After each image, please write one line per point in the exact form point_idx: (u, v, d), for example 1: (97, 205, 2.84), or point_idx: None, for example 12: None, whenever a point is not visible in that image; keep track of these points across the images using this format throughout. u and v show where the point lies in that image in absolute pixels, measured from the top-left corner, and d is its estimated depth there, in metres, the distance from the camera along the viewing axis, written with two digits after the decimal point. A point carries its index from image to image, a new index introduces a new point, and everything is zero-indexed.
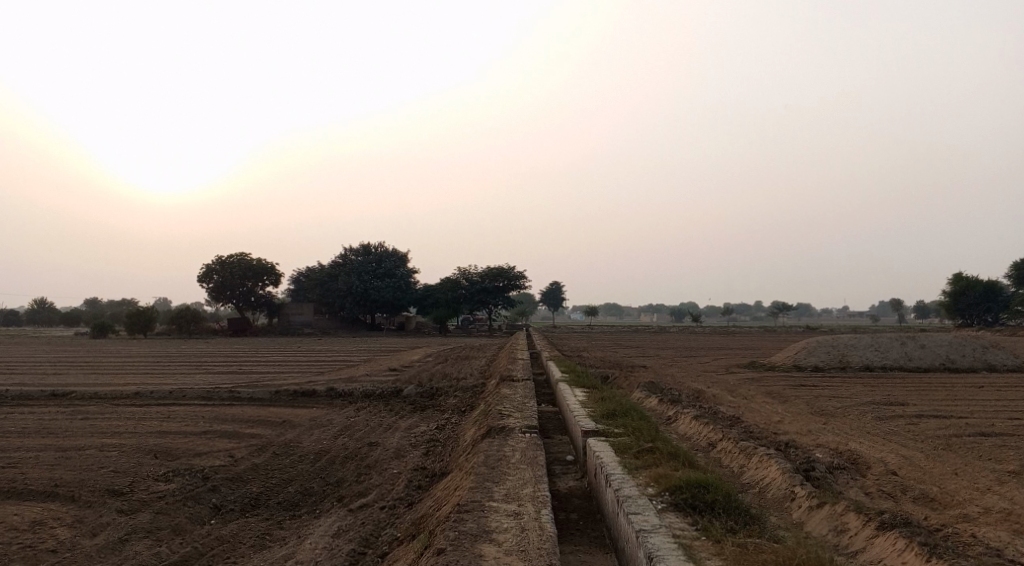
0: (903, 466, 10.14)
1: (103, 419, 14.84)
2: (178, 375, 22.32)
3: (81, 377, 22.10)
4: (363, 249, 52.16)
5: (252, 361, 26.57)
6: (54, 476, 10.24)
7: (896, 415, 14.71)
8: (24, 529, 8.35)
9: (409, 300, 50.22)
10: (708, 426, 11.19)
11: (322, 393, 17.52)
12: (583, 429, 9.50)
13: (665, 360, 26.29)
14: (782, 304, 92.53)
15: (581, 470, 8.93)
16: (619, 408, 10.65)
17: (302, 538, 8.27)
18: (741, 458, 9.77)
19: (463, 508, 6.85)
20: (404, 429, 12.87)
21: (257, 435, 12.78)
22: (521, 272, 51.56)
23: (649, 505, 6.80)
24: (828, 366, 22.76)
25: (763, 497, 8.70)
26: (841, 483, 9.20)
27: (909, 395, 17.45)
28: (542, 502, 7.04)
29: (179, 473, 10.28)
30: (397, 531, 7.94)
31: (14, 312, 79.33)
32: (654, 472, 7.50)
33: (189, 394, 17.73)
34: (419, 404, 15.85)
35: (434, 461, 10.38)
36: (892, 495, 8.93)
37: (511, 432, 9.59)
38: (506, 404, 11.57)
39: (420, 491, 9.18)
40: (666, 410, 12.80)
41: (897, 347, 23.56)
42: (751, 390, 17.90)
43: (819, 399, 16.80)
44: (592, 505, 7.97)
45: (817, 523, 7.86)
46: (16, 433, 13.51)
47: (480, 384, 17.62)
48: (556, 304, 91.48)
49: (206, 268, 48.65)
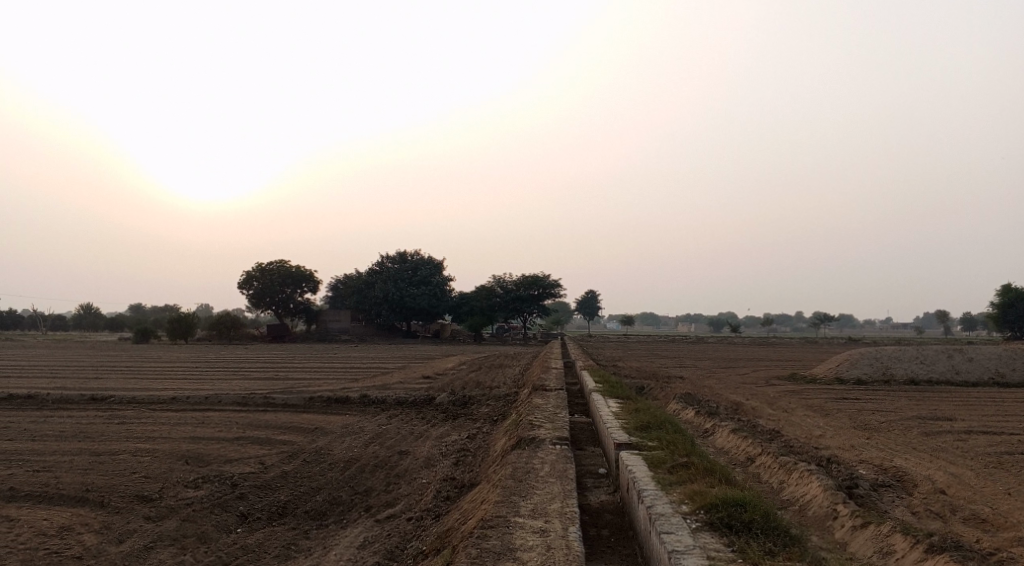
0: (952, 484, 9.70)
1: (139, 424, 14.89)
2: (215, 380, 22.45)
3: (120, 381, 22.35)
4: (399, 256, 52.35)
5: (288, 367, 26.65)
6: (86, 480, 10.24)
7: (944, 430, 14.17)
8: (51, 535, 8.32)
9: (445, 308, 50.14)
10: (746, 439, 10.85)
11: (356, 400, 17.44)
12: (616, 442, 9.24)
13: (703, 371, 25.79)
14: (822, 315, 90.68)
15: (613, 484, 8.69)
16: (654, 420, 10.36)
17: (327, 549, 8.11)
18: (781, 474, 9.43)
19: (488, 523, 6.63)
20: (436, 438, 12.69)
21: (288, 441, 12.71)
22: (556, 281, 51.15)
23: (682, 525, 6.52)
24: (871, 379, 22.14)
25: (803, 515, 8.35)
26: (886, 502, 8.81)
27: (957, 409, 16.84)
28: (571, 519, 6.79)
29: (209, 479, 10.21)
30: (423, 545, 7.76)
31: (61, 317, 80.85)
32: (689, 488, 7.21)
33: (225, 400, 17.78)
34: (452, 412, 15.69)
35: (464, 472, 10.19)
36: (940, 515, 8.53)
37: (542, 443, 9.37)
38: (538, 414, 11.35)
39: (448, 501, 8.99)
40: (703, 423, 12.46)
41: (943, 360, 22.81)
42: (791, 403, 17.44)
43: (862, 413, 16.30)
44: (624, 520, 7.71)
45: (861, 544, 7.50)
46: (53, 437, 13.60)
47: (514, 394, 17.40)
48: (592, 313, 90.59)
49: (246, 275, 49.15)
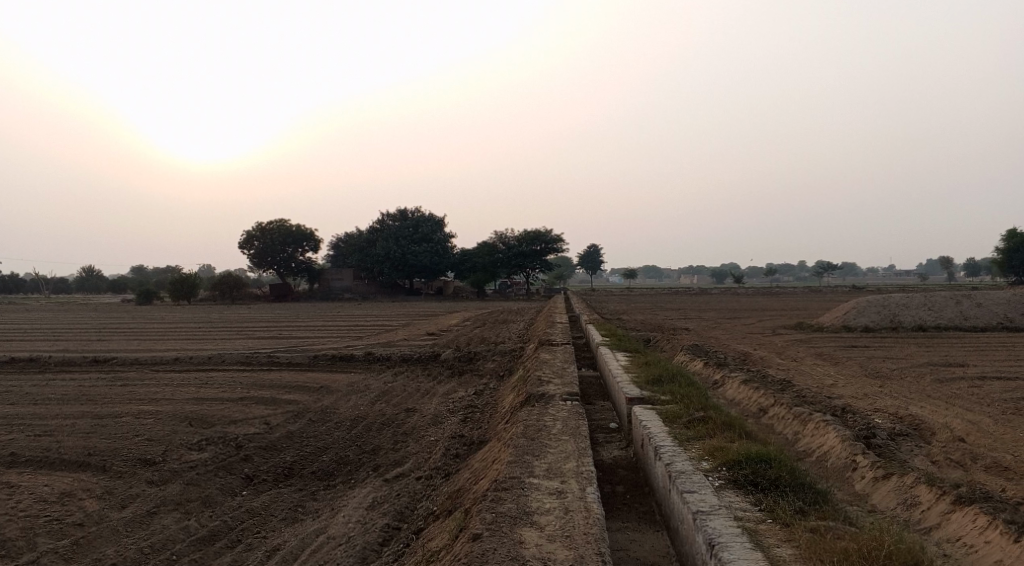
0: (972, 432, 9.46)
1: (143, 385, 14.72)
2: (218, 340, 22.27)
3: (123, 343, 22.16)
4: (399, 213, 51.97)
5: (292, 326, 26.51)
6: (88, 444, 10.05)
7: (957, 377, 13.93)
8: (52, 501, 8.12)
9: (447, 265, 49.71)
10: (758, 390, 10.61)
11: (360, 358, 17.22)
12: (628, 396, 9.00)
13: (708, 322, 25.49)
14: (825, 263, 90.06)
15: (625, 439, 8.46)
16: (666, 374, 10.08)
17: (335, 510, 7.93)
18: (796, 425, 9.20)
19: (502, 485, 6.39)
20: (442, 395, 12.48)
21: (294, 400, 12.51)
22: (559, 235, 50.71)
23: (705, 483, 6.29)
24: (878, 327, 21.89)
25: (823, 466, 8.14)
26: (904, 451, 8.57)
27: (969, 356, 16.60)
28: (587, 479, 6.56)
29: (212, 441, 10.01)
30: (433, 505, 7.55)
31: (64, 280, 80.63)
32: (709, 444, 6.96)
33: (229, 360, 17.59)
34: (457, 368, 15.50)
35: (472, 429, 9.95)
36: (962, 464, 8.32)
37: (551, 399, 9.12)
38: (546, 370, 11.09)
39: (458, 459, 8.78)
40: (712, 374, 12.25)
41: (951, 306, 22.48)
42: (800, 352, 17.20)
43: (873, 360, 16.07)
44: (639, 476, 7.50)
45: (884, 496, 7.28)
46: (55, 400, 13.43)
47: (520, 349, 17.15)
48: (594, 267, 90.06)
49: (248, 234, 48.78)
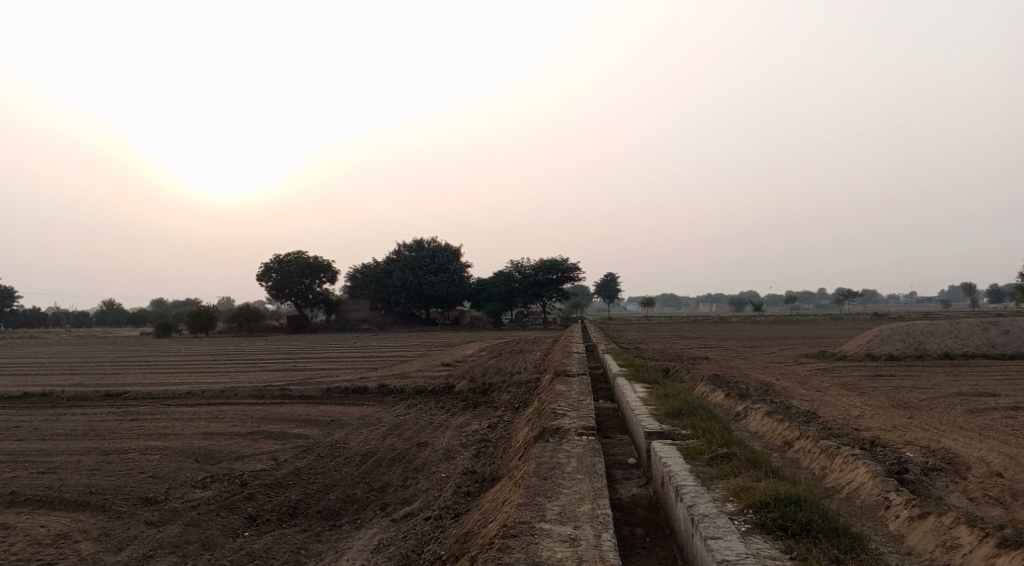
0: (1010, 466, 8.94)
1: (152, 420, 14.44)
2: (232, 373, 22.01)
3: (136, 377, 21.91)
4: (416, 244, 51.92)
5: (307, 358, 26.19)
6: (89, 482, 9.74)
7: (989, 407, 13.37)
8: (47, 544, 7.82)
9: (463, 294, 49.44)
10: (782, 422, 10.15)
11: (373, 390, 16.86)
12: (646, 430, 8.59)
13: (729, 352, 24.94)
14: (847, 292, 89.01)
15: (644, 476, 8.06)
16: (686, 406, 9.65)
17: (339, 553, 7.57)
18: (823, 459, 8.75)
19: (510, 531, 6.00)
20: (455, 428, 12.11)
21: (303, 434, 12.19)
22: (575, 264, 50.36)
23: (731, 528, 5.88)
24: (902, 355, 21.32)
25: (854, 504, 7.69)
26: (939, 488, 8.09)
27: (1000, 384, 16.02)
28: (603, 523, 6.17)
29: (217, 478, 9.68)
30: (441, 549, 7.16)
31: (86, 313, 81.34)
32: (733, 484, 6.56)
33: (241, 393, 17.28)
34: (471, 400, 15.10)
35: (485, 465, 9.57)
36: (1001, 501, 7.86)
37: (566, 434, 8.72)
38: (562, 402, 10.69)
39: (469, 498, 8.40)
40: (734, 405, 11.79)
41: (978, 333, 21.83)
42: (824, 382, 16.66)
43: (901, 390, 15.51)
44: (660, 517, 7.10)
45: (920, 537, 6.82)
46: (62, 436, 13.17)
47: (535, 380, 16.73)
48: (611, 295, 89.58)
49: (265, 267, 48.88)
